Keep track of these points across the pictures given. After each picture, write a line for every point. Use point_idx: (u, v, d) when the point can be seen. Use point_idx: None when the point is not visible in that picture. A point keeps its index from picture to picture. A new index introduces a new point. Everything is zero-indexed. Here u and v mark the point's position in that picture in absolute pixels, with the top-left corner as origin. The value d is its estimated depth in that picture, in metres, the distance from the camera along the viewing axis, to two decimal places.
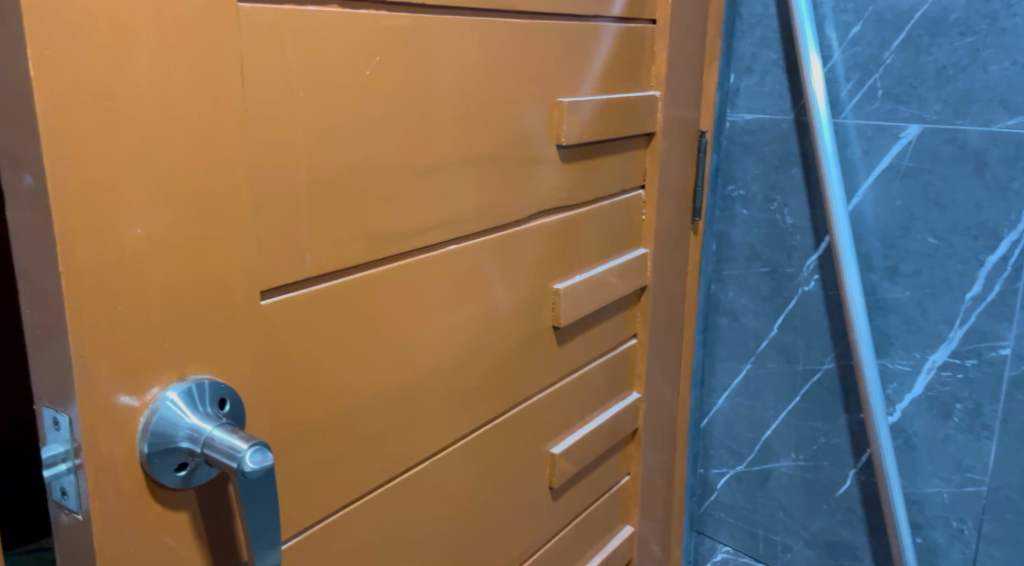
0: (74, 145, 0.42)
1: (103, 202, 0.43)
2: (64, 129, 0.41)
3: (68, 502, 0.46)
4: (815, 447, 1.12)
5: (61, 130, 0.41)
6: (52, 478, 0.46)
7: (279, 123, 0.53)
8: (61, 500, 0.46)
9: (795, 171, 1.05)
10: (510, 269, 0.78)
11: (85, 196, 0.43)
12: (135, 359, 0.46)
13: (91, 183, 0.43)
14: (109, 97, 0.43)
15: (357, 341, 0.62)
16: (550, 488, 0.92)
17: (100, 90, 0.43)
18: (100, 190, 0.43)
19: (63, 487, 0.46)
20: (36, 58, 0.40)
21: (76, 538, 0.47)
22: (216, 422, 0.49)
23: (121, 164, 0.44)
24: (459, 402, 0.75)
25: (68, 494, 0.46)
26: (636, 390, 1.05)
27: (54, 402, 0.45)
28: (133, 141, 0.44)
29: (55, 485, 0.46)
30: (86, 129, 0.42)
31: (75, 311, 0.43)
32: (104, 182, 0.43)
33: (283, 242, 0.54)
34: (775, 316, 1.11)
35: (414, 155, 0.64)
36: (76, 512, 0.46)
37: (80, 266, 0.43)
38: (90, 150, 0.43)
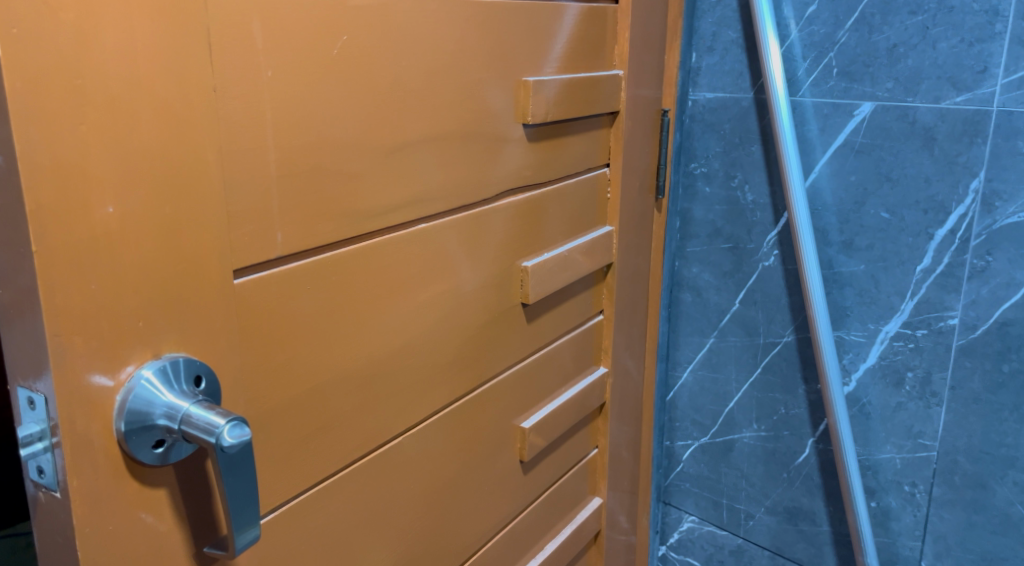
0: (42, 124, 0.42)
1: (74, 181, 0.44)
2: (32, 108, 0.41)
3: (45, 480, 0.47)
4: (775, 417, 1.15)
5: (29, 109, 0.41)
6: (29, 457, 0.46)
7: (248, 103, 0.53)
8: (39, 479, 0.47)
9: (754, 149, 1.08)
10: (478, 247, 0.79)
11: (56, 175, 0.43)
12: (109, 337, 0.47)
13: (61, 162, 0.43)
14: (78, 76, 0.43)
15: (329, 319, 0.63)
16: (520, 462, 0.94)
17: (67, 69, 0.43)
18: (70, 168, 0.43)
19: (40, 466, 0.47)
20: (4, 37, 0.40)
21: (54, 516, 0.47)
22: (192, 399, 0.49)
23: (91, 143, 0.44)
24: (429, 378, 0.76)
25: (45, 472, 0.47)
26: (603, 365, 1.08)
27: (30, 381, 0.46)
28: (103, 120, 0.44)
29: (32, 464, 0.47)
30: (56, 109, 0.42)
31: (49, 290, 0.44)
32: (75, 162, 0.44)
33: (254, 220, 0.55)
34: (736, 291, 1.14)
35: (383, 134, 0.65)
36: (54, 490, 0.47)
37: (52, 246, 0.43)
38: (58, 130, 0.43)
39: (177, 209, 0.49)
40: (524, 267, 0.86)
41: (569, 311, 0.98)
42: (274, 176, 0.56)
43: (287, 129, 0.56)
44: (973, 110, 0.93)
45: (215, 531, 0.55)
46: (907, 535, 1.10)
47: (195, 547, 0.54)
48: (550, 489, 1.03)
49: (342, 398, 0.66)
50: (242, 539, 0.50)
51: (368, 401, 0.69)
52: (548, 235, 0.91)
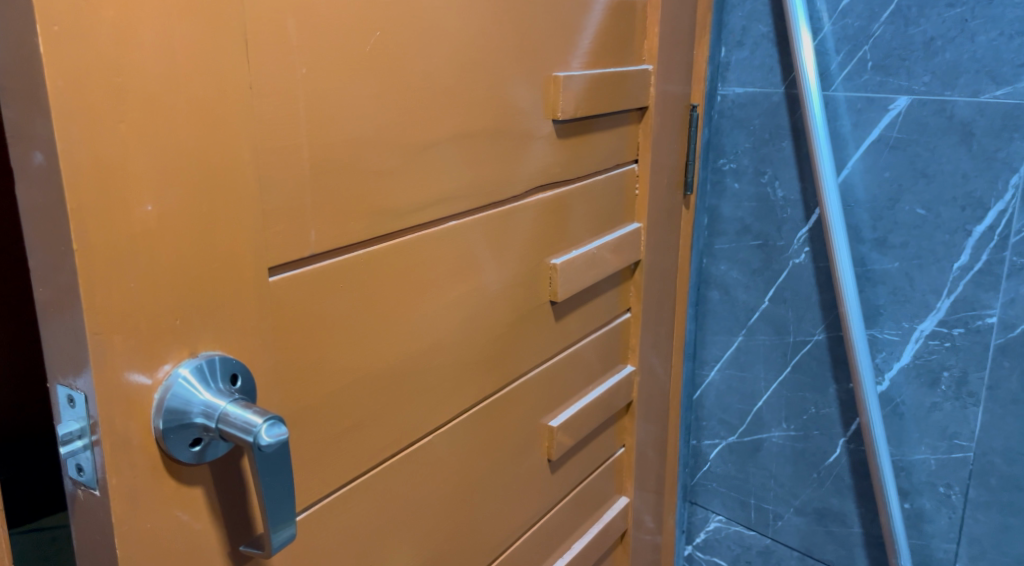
0: (84, 122, 0.42)
1: (114, 180, 0.43)
2: (74, 107, 0.41)
3: (84, 478, 0.47)
4: (805, 417, 1.14)
5: (72, 108, 0.41)
6: (69, 455, 0.46)
7: (283, 100, 0.52)
8: (78, 476, 0.47)
9: (785, 145, 1.06)
10: (508, 245, 0.79)
11: (97, 173, 0.43)
12: (147, 336, 0.47)
13: (102, 160, 0.43)
14: (117, 74, 0.43)
15: (361, 317, 0.62)
16: (548, 460, 0.93)
17: (107, 67, 0.42)
18: (110, 167, 0.43)
19: (79, 464, 0.47)
20: (45, 35, 0.40)
21: (94, 513, 0.47)
22: (228, 397, 0.49)
23: (131, 141, 0.44)
24: (459, 375, 0.76)
25: (84, 470, 0.47)
26: (630, 363, 1.07)
27: (70, 379, 0.45)
28: (141, 119, 0.44)
29: (72, 462, 0.47)
30: (97, 106, 0.42)
31: (89, 287, 0.43)
32: (115, 160, 0.43)
33: (289, 217, 0.54)
34: (765, 290, 1.13)
35: (414, 130, 0.64)
36: (93, 488, 0.47)
37: (92, 245, 0.43)
38: (99, 127, 0.42)
39: (214, 208, 0.49)
40: (551, 264, 0.85)
41: (597, 309, 0.97)
42: (309, 172, 0.55)
43: (320, 125, 0.56)
44: (1014, 104, 0.91)
45: (249, 529, 0.55)
46: (941, 537, 1.08)
47: (230, 545, 0.54)
48: (576, 488, 1.02)
49: (372, 397, 0.65)
50: (278, 538, 0.50)
51: (398, 398, 0.68)
52: (577, 232, 0.90)
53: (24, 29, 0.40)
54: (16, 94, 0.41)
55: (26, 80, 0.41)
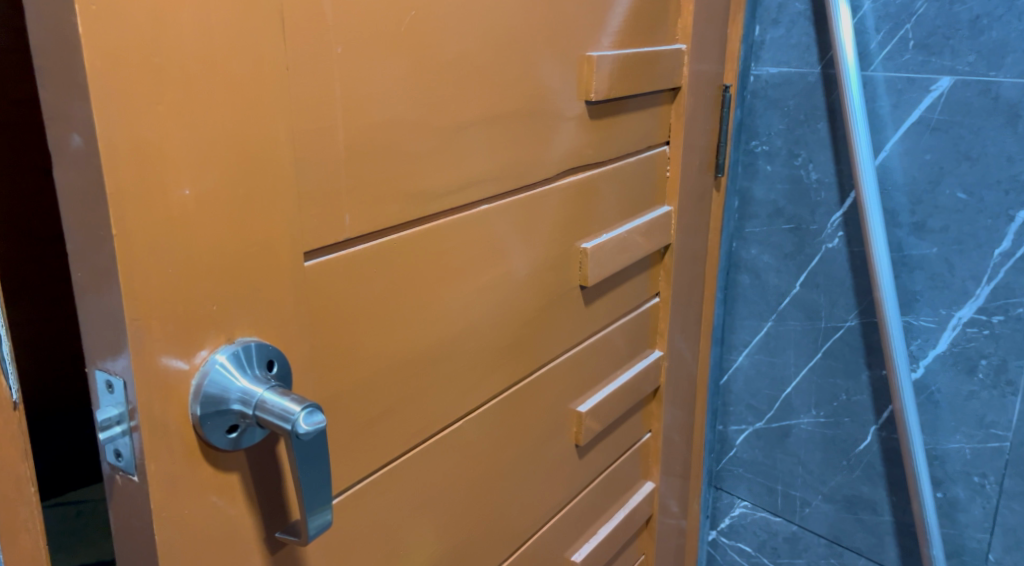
0: (123, 104, 0.41)
1: (151, 162, 0.42)
2: (113, 89, 0.40)
3: (123, 463, 0.47)
4: (836, 404, 1.12)
5: (111, 90, 0.40)
6: (108, 441, 0.46)
7: (317, 81, 0.51)
8: (116, 462, 0.47)
9: (820, 126, 1.04)
10: (538, 229, 0.77)
11: (136, 156, 0.42)
12: (185, 321, 0.46)
13: (141, 142, 0.42)
14: (153, 54, 0.42)
15: (393, 301, 0.61)
16: (576, 445, 0.92)
17: (144, 47, 0.41)
18: (148, 149, 0.42)
19: (117, 449, 0.46)
20: (85, 15, 0.39)
21: (132, 497, 0.47)
22: (266, 384, 0.48)
23: (169, 124, 0.43)
24: (488, 361, 0.75)
25: (122, 456, 0.46)
26: (659, 348, 1.06)
27: (109, 364, 0.45)
28: (179, 100, 0.43)
29: (110, 448, 0.46)
30: (136, 88, 0.41)
31: (128, 272, 0.43)
32: (153, 142, 0.42)
33: (324, 199, 0.53)
34: (797, 274, 1.11)
35: (448, 110, 0.63)
36: (131, 473, 0.46)
37: (130, 228, 0.42)
38: (136, 108, 0.41)
39: (250, 192, 0.48)
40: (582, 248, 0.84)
41: (626, 293, 0.96)
42: (344, 154, 0.54)
43: (355, 105, 0.54)
44: None
45: (284, 514, 0.54)
46: (974, 527, 1.06)
47: (265, 531, 0.53)
48: (603, 473, 1.01)
49: (404, 383, 0.65)
50: (314, 524, 0.50)
51: (430, 383, 0.68)
52: (608, 215, 0.88)
53: (62, 9, 0.39)
54: (54, 75, 0.40)
55: (64, 60, 0.40)
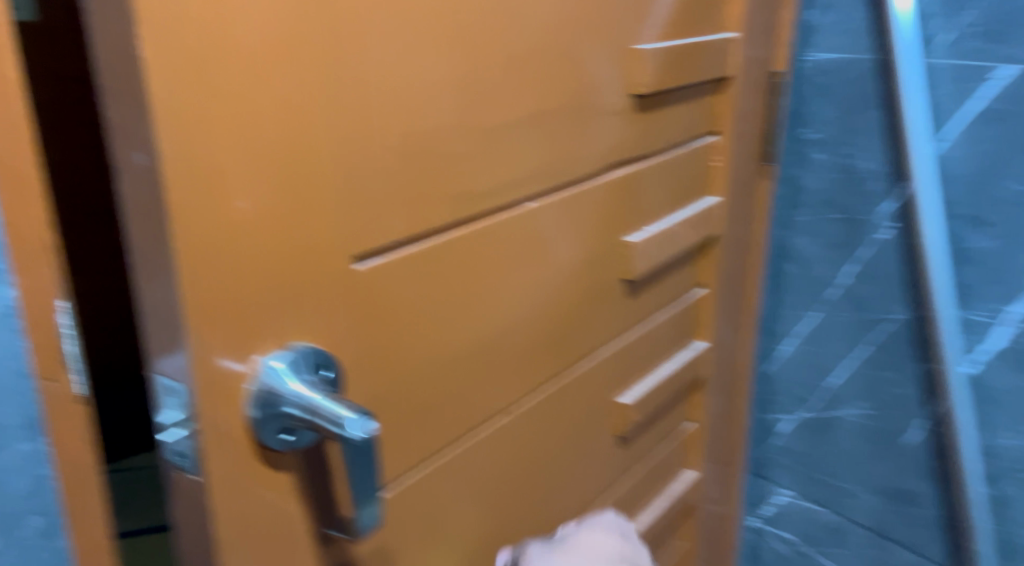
0: (183, 123, 0.42)
1: (209, 177, 0.44)
2: (174, 109, 0.42)
3: (185, 465, 0.48)
4: (884, 396, 1.10)
5: (172, 110, 0.42)
6: (171, 443, 0.48)
7: (367, 90, 0.51)
8: (180, 464, 0.48)
9: (873, 115, 1.01)
10: (583, 225, 0.77)
11: (194, 171, 0.43)
12: (242, 327, 0.48)
13: (199, 158, 0.43)
14: (207, 71, 0.43)
15: (439, 301, 0.62)
16: (617, 436, 0.93)
17: (198, 65, 0.42)
18: (206, 164, 0.44)
19: (180, 451, 0.48)
20: (148, 40, 0.40)
21: (192, 497, 0.48)
22: (320, 390, 0.49)
23: (225, 140, 0.44)
24: (532, 356, 0.75)
25: (185, 457, 0.48)
26: (702, 338, 1.05)
27: (169, 370, 0.46)
28: (235, 116, 0.44)
29: (172, 450, 0.48)
30: (195, 106, 0.43)
31: (189, 281, 0.44)
32: (211, 157, 0.44)
33: (375, 204, 0.54)
34: (846, 264, 1.09)
35: (495, 111, 0.63)
36: (194, 475, 0.48)
37: (192, 241, 0.44)
38: (195, 125, 0.43)
39: (302, 200, 0.49)
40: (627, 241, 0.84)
41: (671, 285, 0.96)
42: (395, 159, 0.55)
43: (405, 111, 0.55)
44: None
45: (336, 512, 0.56)
46: None
47: (317, 526, 0.55)
48: (645, 463, 1.01)
49: (450, 382, 0.65)
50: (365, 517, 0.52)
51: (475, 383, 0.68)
52: (654, 208, 0.88)
53: (124, 32, 0.40)
54: (113, 94, 0.41)
55: (121, 79, 0.41)
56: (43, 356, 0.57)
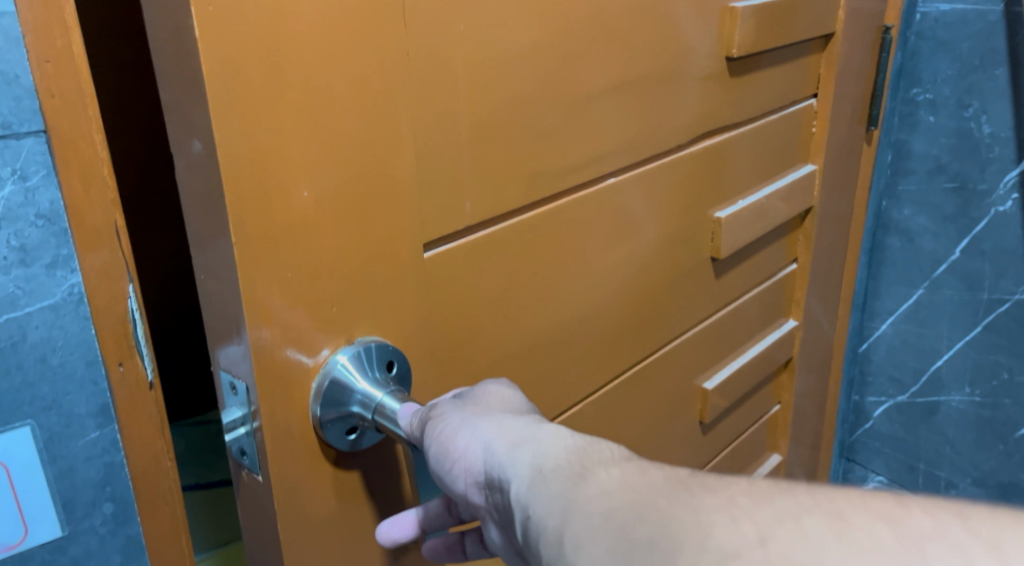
0: (242, 108, 0.38)
1: (271, 166, 0.40)
2: (232, 93, 0.37)
3: (247, 462, 0.45)
4: (995, 382, 1.02)
5: (230, 94, 0.37)
6: (232, 440, 0.45)
7: (439, 62, 0.46)
8: (242, 460, 0.46)
9: (998, 73, 0.91)
10: (669, 201, 0.71)
11: (255, 161, 0.39)
12: (309, 325, 0.44)
13: (260, 146, 0.39)
14: (272, 50, 0.38)
15: (513, 288, 0.57)
16: (700, 423, 0.87)
17: (263, 44, 0.38)
18: (267, 153, 0.39)
19: (242, 448, 0.45)
20: (200, 15, 0.36)
21: (257, 499, 0.46)
22: (387, 388, 0.46)
23: (288, 124, 0.40)
24: (612, 343, 0.70)
25: (247, 455, 0.45)
26: (793, 317, 0.98)
27: (232, 367, 0.43)
28: (298, 97, 0.40)
29: (235, 446, 0.45)
30: (255, 89, 0.38)
31: (249, 280, 0.40)
32: (273, 144, 0.39)
33: (448, 187, 0.49)
34: (958, 239, 0.99)
35: (577, 79, 0.56)
36: (256, 473, 0.45)
37: (252, 237, 0.40)
38: (255, 111, 0.38)
39: (375, 187, 0.44)
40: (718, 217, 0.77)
41: (762, 261, 0.88)
42: (468, 137, 0.49)
43: (480, 85, 0.49)
44: None
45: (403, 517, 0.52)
46: None
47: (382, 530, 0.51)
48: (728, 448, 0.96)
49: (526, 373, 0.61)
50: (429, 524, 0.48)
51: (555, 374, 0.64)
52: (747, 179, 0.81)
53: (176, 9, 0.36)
54: (173, 75, 0.38)
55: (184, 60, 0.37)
56: (120, 342, 0.54)
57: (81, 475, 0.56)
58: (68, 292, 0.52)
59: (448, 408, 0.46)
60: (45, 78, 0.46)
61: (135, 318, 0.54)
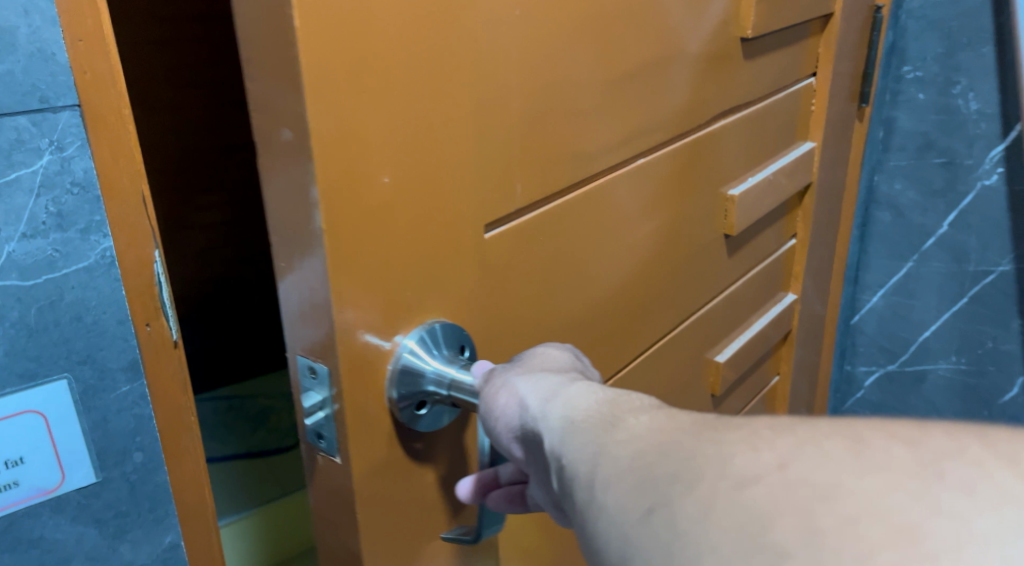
0: (334, 97, 0.41)
1: (355, 152, 0.42)
2: (325, 83, 0.40)
3: (324, 445, 0.48)
4: (980, 351, 1.06)
5: (323, 84, 0.40)
6: (312, 424, 0.48)
7: (496, 49, 0.49)
8: (317, 443, 0.48)
9: (985, 50, 0.94)
10: (687, 181, 0.74)
11: (342, 147, 0.42)
12: (385, 304, 0.46)
13: (346, 134, 0.42)
14: (363, 49, 0.41)
15: (558, 268, 0.60)
16: (711, 395, 0.91)
17: (350, 35, 0.40)
18: (350, 138, 0.42)
19: (319, 432, 0.48)
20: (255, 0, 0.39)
21: (332, 476, 0.49)
22: (457, 365, 0.49)
23: (369, 112, 0.42)
24: (639, 318, 0.73)
25: (323, 438, 0.48)
26: (792, 291, 1.02)
27: (313, 351, 0.46)
28: (377, 85, 0.42)
29: (312, 430, 0.48)
30: (343, 80, 0.41)
31: (336, 264, 0.43)
32: (357, 132, 0.42)
33: (501, 170, 0.52)
34: (946, 213, 1.03)
35: (609, 63, 0.59)
36: (334, 454, 0.48)
37: (340, 218, 0.43)
38: (343, 99, 0.41)
39: (439, 170, 0.47)
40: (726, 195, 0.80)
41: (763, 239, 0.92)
42: (520, 122, 0.52)
43: (531, 70, 0.52)
44: None
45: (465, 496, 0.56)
46: None
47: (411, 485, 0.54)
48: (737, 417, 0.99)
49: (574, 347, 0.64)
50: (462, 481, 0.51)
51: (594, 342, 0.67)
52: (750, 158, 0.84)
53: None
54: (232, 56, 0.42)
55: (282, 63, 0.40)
56: (147, 301, 0.50)
57: (114, 427, 0.51)
58: (100, 255, 0.47)
59: (499, 372, 0.48)
60: (79, 56, 0.43)
61: (161, 279, 0.50)
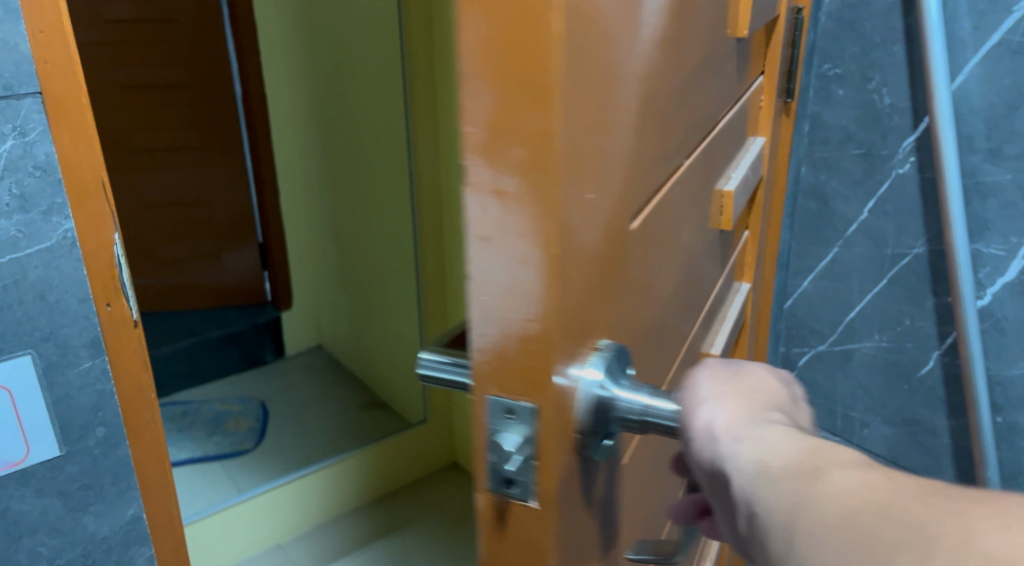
0: (570, 109, 0.35)
1: (578, 167, 0.37)
2: (565, 91, 0.35)
3: (516, 491, 0.41)
4: (899, 329, 1.13)
5: (564, 94, 0.35)
6: (507, 470, 0.41)
7: (650, 39, 0.44)
8: (509, 490, 0.41)
9: (897, 49, 1.01)
10: (709, 189, 0.66)
11: (572, 165, 0.36)
12: (581, 336, 0.41)
13: (574, 149, 0.36)
14: (583, 47, 0.36)
15: (664, 262, 0.54)
16: None
17: (576, 31, 0.35)
18: (576, 155, 0.37)
19: (512, 479, 0.41)
20: None
21: (524, 527, 0.42)
22: (644, 388, 0.43)
23: (587, 120, 0.37)
24: (695, 309, 0.68)
25: (517, 485, 0.41)
26: (746, 280, 1.02)
27: (514, 389, 0.39)
28: (591, 86, 0.37)
29: (505, 478, 0.41)
30: (576, 87, 0.36)
31: (562, 295, 0.38)
32: (580, 146, 0.37)
33: (642, 171, 0.46)
34: (866, 201, 1.10)
35: (694, 40, 0.53)
36: (528, 501, 0.41)
37: (568, 247, 0.37)
38: (575, 109, 0.36)
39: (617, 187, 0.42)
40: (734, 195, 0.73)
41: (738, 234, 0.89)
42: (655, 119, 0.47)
43: (664, 62, 0.47)
44: None
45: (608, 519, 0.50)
46: None
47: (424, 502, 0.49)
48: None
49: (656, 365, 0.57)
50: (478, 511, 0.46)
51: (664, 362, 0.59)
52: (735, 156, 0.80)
53: None
54: None
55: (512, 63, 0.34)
56: (107, 285, 0.75)
57: (75, 401, 0.77)
58: (63, 237, 0.72)
59: (702, 377, 0.43)
60: (39, 47, 0.67)
61: (120, 262, 0.76)
